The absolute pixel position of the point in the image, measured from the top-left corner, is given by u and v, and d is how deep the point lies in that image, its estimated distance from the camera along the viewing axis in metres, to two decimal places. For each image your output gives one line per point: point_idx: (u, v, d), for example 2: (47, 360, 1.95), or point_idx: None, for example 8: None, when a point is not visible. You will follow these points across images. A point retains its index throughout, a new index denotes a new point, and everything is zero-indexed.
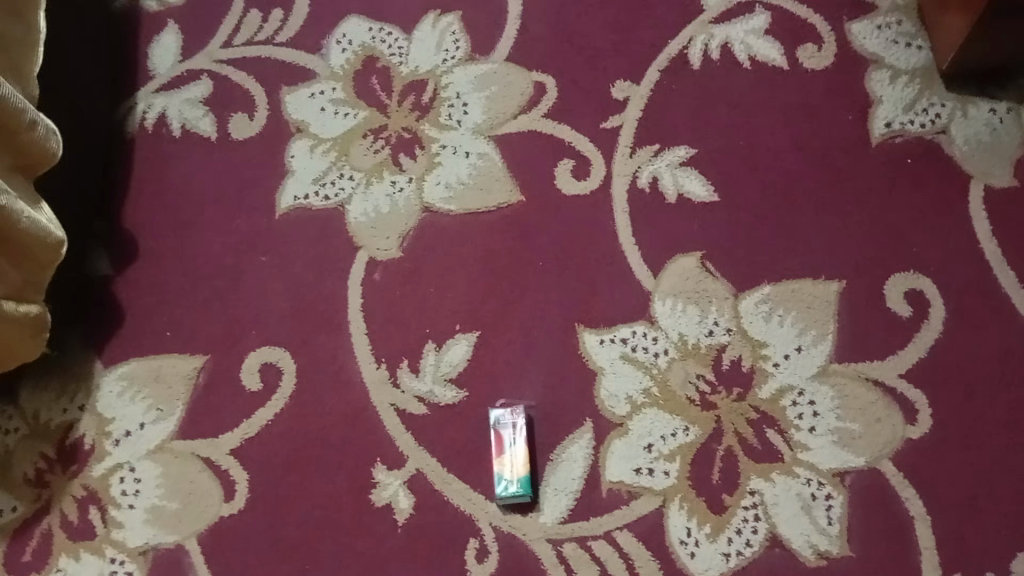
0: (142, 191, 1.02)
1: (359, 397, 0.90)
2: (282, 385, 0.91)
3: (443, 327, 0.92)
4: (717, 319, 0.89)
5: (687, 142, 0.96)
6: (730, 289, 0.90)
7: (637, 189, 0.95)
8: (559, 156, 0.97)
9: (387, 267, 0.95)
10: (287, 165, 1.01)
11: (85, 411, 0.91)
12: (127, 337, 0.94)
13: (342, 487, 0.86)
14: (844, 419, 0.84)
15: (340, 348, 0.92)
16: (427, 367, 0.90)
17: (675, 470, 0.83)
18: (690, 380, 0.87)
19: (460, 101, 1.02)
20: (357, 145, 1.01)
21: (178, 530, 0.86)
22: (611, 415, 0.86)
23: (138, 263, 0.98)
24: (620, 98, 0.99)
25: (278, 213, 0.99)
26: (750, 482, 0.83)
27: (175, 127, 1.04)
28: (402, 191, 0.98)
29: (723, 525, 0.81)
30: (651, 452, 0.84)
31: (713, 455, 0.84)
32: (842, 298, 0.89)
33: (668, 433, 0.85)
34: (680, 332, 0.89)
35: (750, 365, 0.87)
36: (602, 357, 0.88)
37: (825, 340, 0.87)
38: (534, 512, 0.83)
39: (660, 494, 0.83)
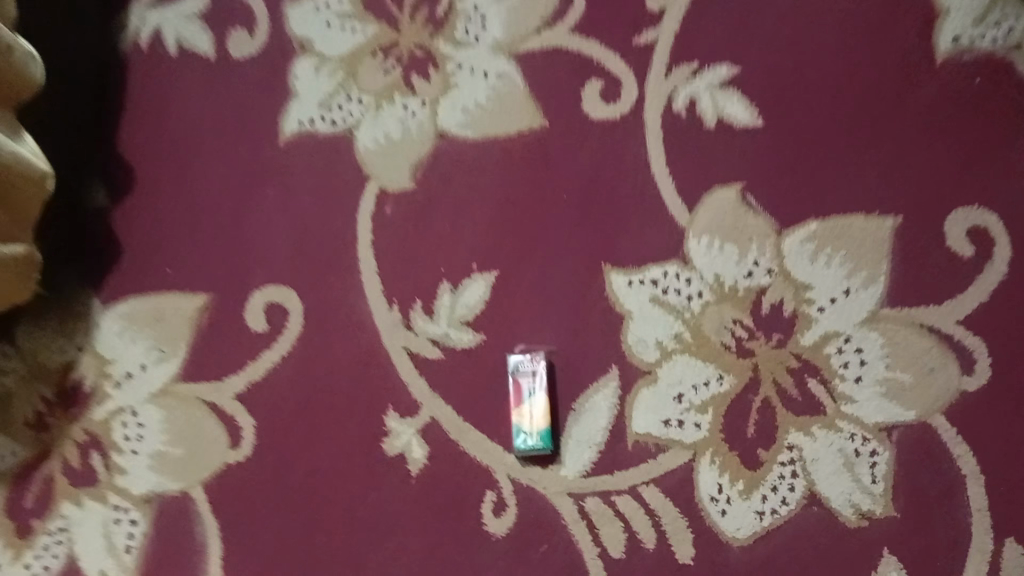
0: (137, 115, 0.95)
1: (370, 340, 0.84)
2: (289, 327, 0.85)
3: (459, 265, 0.85)
4: (757, 259, 0.81)
5: (728, 60, 0.87)
6: (772, 225, 0.82)
7: (672, 113, 0.87)
8: (586, 77, 0.89)
9: (399, 200, 0.88)
10: (291, 87, 0.93)
11: (84, 351, 0.87)
12: (126, 273, 0.89)
13: (353, 435, 0.82)
14: (894, 369, 0.78)
15: (349, 287, 0.86)
16: (441, 309, 0.84)
17: (706, 422, 0.78)
18: (725, 326, 0.80)
19: (478, 14, 0.92)
20: (366, 64, 0.93)
21: (183, 478, 0.82)
22: (639, 362, 0.80)
23: (135, 194, 0.92)
24: (655, 10, 0.89)
25: (282, 139, 0.92)
26: (788, 436, 0.77)
27: (171, 44, 0.96)
28: (415, 116, 0.91)
29: (758, 481, 0.76)
30: (682, 403, 0.78)
31: (748, 407, 0.78)
32: (898, 236, 0.80)
33: (700, 382, 0.79)
34: (716, 272, 0.81)
35: (792, 310, 0.80)
36: (630, 300, 0.82)
37: (876, 282, 0.80)
38: (554, 465, 0.79)
39: (690, 448, 0.77)
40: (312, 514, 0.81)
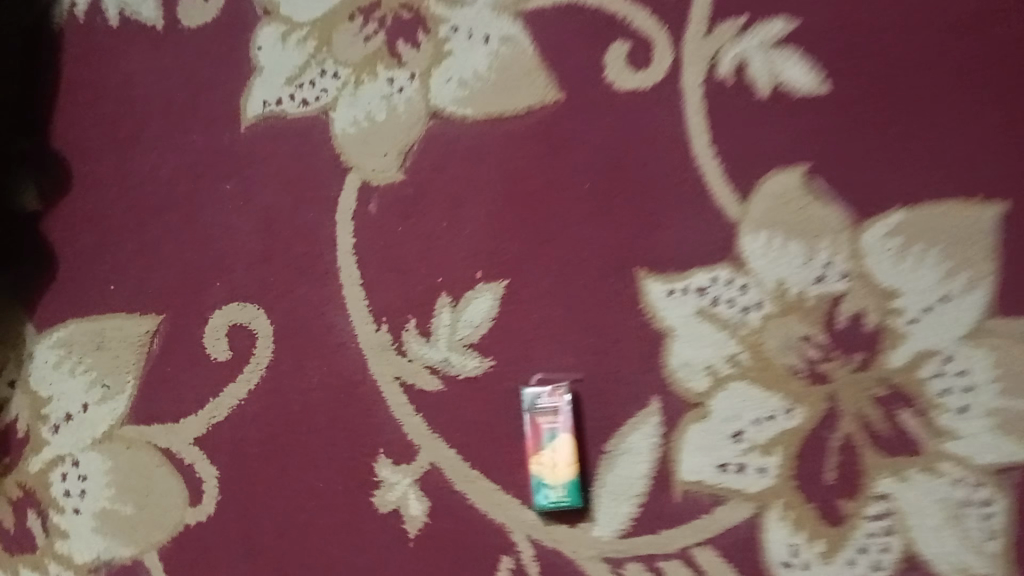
0: (75, 99, 0.80)
1: (354, 369, 0.69)
2: (256, 354, 0.70)
3: (459, 274, 0.70)
4: (828, 260, 0.65)
5: (786, 10, 0.69)
6: (847, 216, 0.66)
7: (716, 82, 0.70)
8: (609, 38, 0.72)
9: (386, 195, 0.73)
10: (252, 60, 0.77)
11: (17, 389, 0.74)
12: (64, 292, 0.75)
13: (337, 486, 0.67)
14: (1009, 397, 0.61)
15: (327, 304, 0.71)
16: (440, 329, 0.69)
17: (774, 467, 0.63)
18: (791, 346, 0.64)
19: None
20: (342, 30, 0.77)
21: (135, 540, 0.69)
22: (685, 391, 0.65)
23: (75, 193, 0.78)
24: None
25: (244, 124, 0.76)
26: (878, 482, 0.62)
27: (112, 14, 0.81)
28: (401, 91, 0.74)
29: (842, 541, 0.61)
30: (741, 443, 0.63)
31: (825, 447, 0.63)
32: (1008, 226, 0.63)
33: (763, 416, 0.64)
34: (778, 277, 0.66)
35: (876, 323, 0.64)
36: (672, 314, 0.66)
37: (982, 286, 0.63)
38: (586, 523, 0.64)
39: (754, 500, 0.63)
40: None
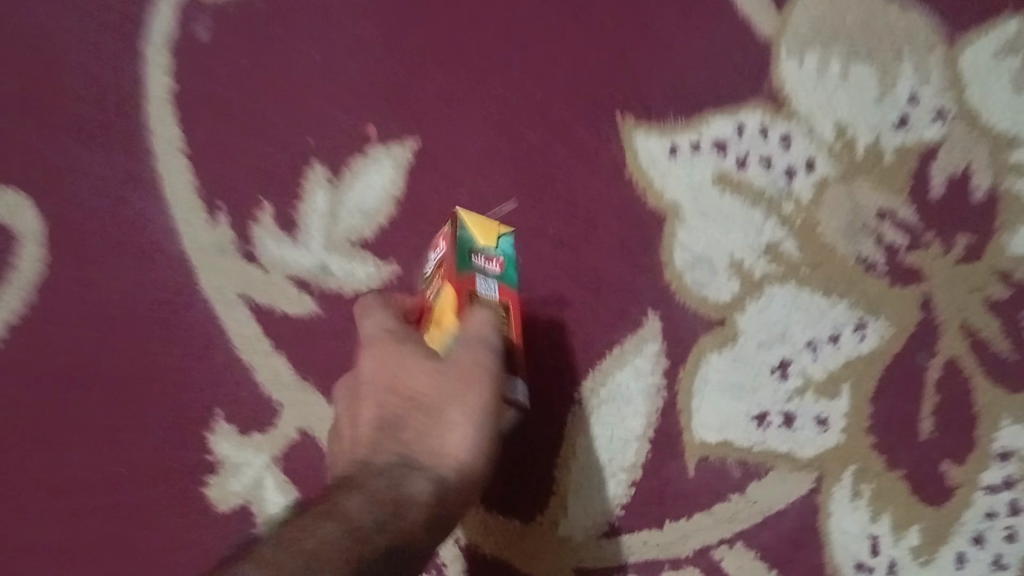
0: None
1: (175, 287, 0.44)
2: (19, 268, 0.44)
3: (341, 134, 0.44)
4: (915, 93, 0.42)
5: None
6: (936, 27, 0.43)
7: None
8: None
9: (221, 13, 0.45)
10: None
11: None
12: None
13: (157, 469, 0.43)
14: None
15: (132, 185, 0.45)
16: (311, 219, 0.44)
17: (841, 417, 0.40)
18: (863, 226, 0.41)
19: None
20: None
21: None
22: (702, 304, 0.42)
23: None
24: None
25: None
26: (997, 434, 0.40)
27: None
28: None
29: (946, 530, 0.40)
30: (788, 379, 0.41)
31: (919, 383, 0.40)
32: None
33: (823, 337, 0.41)
34: (840, 120, 0.42)
35: (989, 188, 0.41)
36: (675, 183, 0.42)
37: None
38: (544, 515, 0.41)
39: (811, 467, 0.40)
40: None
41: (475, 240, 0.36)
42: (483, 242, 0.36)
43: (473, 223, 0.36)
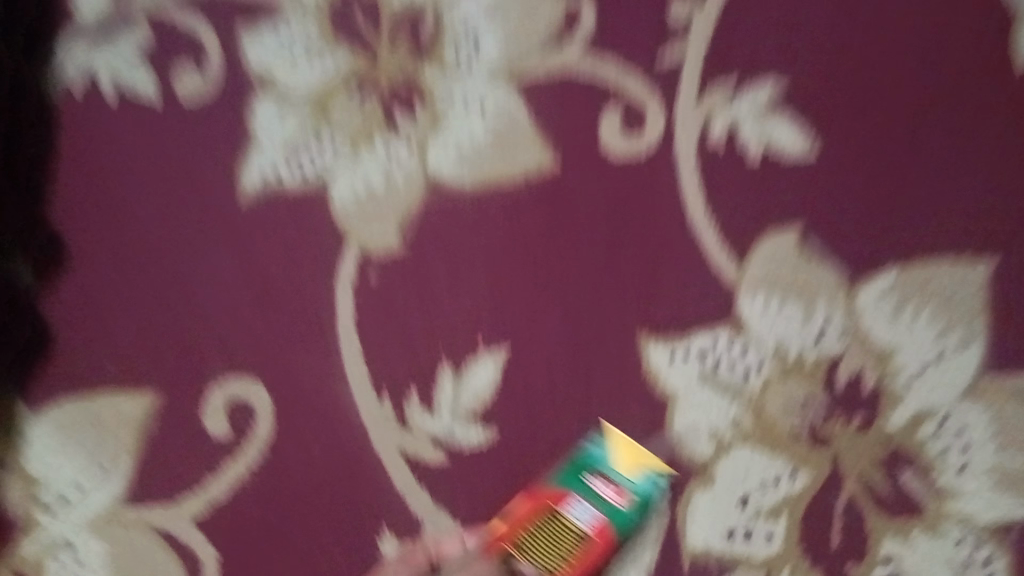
0: (70, 174, 0.79)
1: (357, 443, 0.70)
2: (258, 429, 0.71)
3: (461, 344, 0.70)
4: (827, 320, 0.67)
5: (776, 74, 0.72)
6: (841, 278, 0.68)
7: (710, 146, 0.72)
8: (603, 104, 0.74)
9: (385, 266, 0.73)
10: (251, 134, 0.78)
11: (8, 471, 0.71)
12: (57, 373, 0.73)
13: (347, 561, 0.69)
14: (1006, 453, 0.63)
15: (328, 375, 0.71)
16: (443, 400, 0.70)
17: (780, 532, 0.64)
18: (794, 408, 0.65)
19: (468, 34, 0.77)
20: (338, 102, 0.78)
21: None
22: (691, 457, 0.66)
23: (67, 269, 0.76)
24: (683, 17, 0.74)
25: (242, 199, 0.77)
26: (883, 546, 0.62)
27: (107, 89, 0.81)
28: (401, 162, 0.76)
29: None
30: (747, 508, 0.64)
31: (832, 511, 0.63)
32: (992, 285, 0.67)
33: (768, 480, 0.64)
34: (779, 339, 0.67)
35: (875, 383, 0.65)
36: (674, 378, 0.67)
37: (973, 346, 0.66)
38: None
39: (762, 565, 0.64)
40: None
41: (614, 462, 0.65)
42: (623, 463, 0.65)
43: (623, 450, 0.66)
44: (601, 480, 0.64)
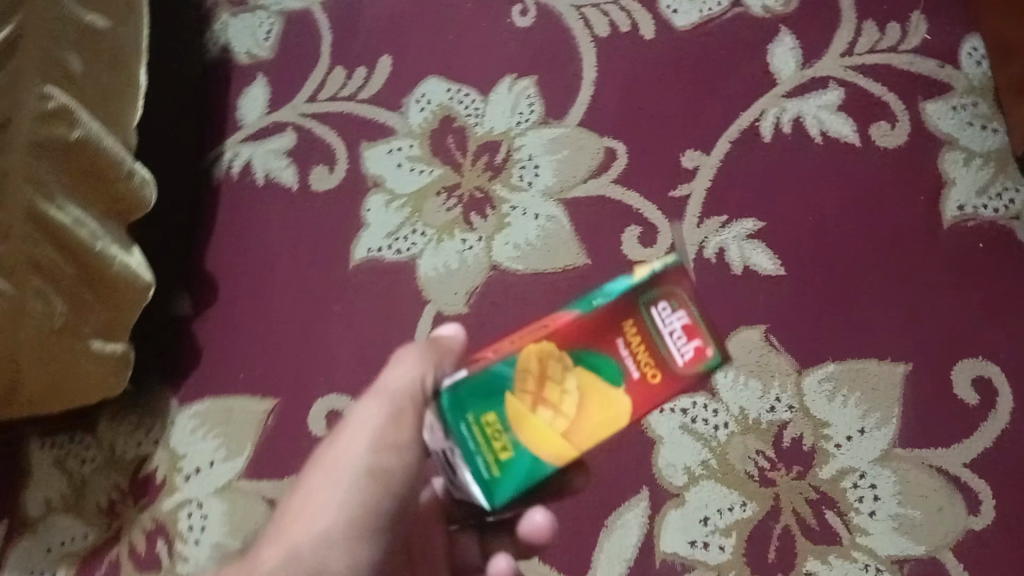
0: (223, 235, 1.06)
1: None
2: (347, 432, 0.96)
3: None
4: (779, 395, 0.90)
5: (755, 216, 0.99)
6: (793, 365, 0.91)
7: (703, 259, 0.97)
8: (626, 223, 1.00)
9: (453, 324, 0.99)
10: (362, 219, 1.05)
11: (159, 446, 0.98)
12: (203, 378, 1.00)
13: None
14: (907, 505, 0.84)
15: None
16: None
17: (730, 545, 0.85)
18: (749, 456, 0.88)
19: (532, 163, 1.05)
20: (430, 203, 1.05)
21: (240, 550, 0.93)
22: (668, 485, 0.88)
23: (216, 304, 1.03)
24: (690, 167, 1.02)
25: (351, 264, 1.03)
26: (806, 562, 0.84)
27: (259, 176, 1.09)
28: (471, 249, 1.02)
29: None
30: (708, 525, 0.86)
31: (769, 533, 0.85)
32: (907, 381, 0.89)
33: (724, 507, 0.86)
34: (742, 405, 0.90)
35: (812, 444, 0.87)
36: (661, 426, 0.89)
37: (888, 425, 0.88)
38: None
39: (713, 568, 0.85)
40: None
41: None
42: None
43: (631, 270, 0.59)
44: (662, 306, 0.57)
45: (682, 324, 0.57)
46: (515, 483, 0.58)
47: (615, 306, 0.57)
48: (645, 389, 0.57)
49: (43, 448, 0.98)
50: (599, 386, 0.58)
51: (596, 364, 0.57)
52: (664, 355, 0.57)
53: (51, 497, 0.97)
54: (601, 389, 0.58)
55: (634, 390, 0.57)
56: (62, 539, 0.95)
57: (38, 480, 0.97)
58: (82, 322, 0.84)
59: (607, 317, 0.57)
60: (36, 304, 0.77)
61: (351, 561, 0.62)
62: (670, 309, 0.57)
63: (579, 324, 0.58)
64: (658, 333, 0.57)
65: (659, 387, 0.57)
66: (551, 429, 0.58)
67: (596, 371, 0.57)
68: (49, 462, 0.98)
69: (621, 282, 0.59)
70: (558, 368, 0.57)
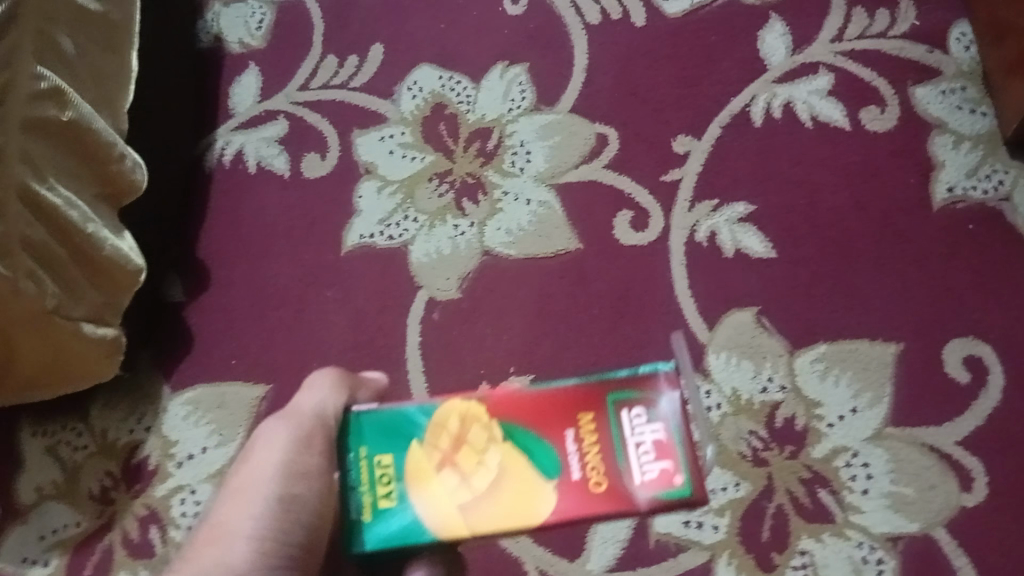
0: (216, 223, 1.07)
1: None
2: None
3: (498, 370, 0.96)
4: (771, 376, 0.90)
5: (746, 198, 0.99)
6: (785, 346, 0.91)
7: (695, 242, 0.98)
8: (618, 207, 1.00)
9: (446, 308, 0.99)
10: (355, 205, 1.05)
11: (152, 433, 0.97)
12: (195, 364, 1.00)
13: None
14: (899, 483, 0.85)
15: (398, 383, 0.97)
16: None
17: (724, 525, 0.85)
18: (742, 436, 0.88)
19: (524, 149, 1.05)
20: (423, 188, 1.05)
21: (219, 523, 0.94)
22: None
23: (208, 290, 1.03)
24: (681, 152, 1.02)
25: (343, 251, 1.03)
26: (800, 541, 0.84)
27: (251, 163, 1.09)
28: (464, 234, 1.02)
29: None
30: (701, 505, 0.86)
31: (763, 512, 0.85)
32: (898, 360, 0.90)
33: (718, 487, 0.87)
34: (734, 386, 0.90)
35: (804, 424, 0.88)
36: None
37: (880, 404, 0.88)
38: (580, 559, 0.86)
39: (708, 548, 0.85)
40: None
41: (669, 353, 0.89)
42: None
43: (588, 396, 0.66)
44: (635, 413, 0.63)
45: (657, 433, 0.62)
46: (389, 529, 0.60)
47: (585, 381, 0.72)
48: (575, 488, 0.61)
49: (35, 436, 0.98)
50: (525, 482, 0.61)
51: (535, 451, 0.62)
52: (622, 468, 0.61)
53: (43, 485, 0.96)
54: (523, 485, 0.61)
55: (569, 489, 0.61)
56: (53, 526, 0.94)
57: (30, 468, 0.97)
58: (75, 306, 0.84)
59: (575, 400, 0.63)
60: (29, 287, 0.77)
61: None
62: (646, 416, 0.63)
63: (553, 403, 0.63)
64: None
65: (598, 497, 0.61)
66: (453, 505, 0.60)
67: (530, 457, 0.62)
68: (41, 450, 0.97)
69: (607, 379, 0.64)
70: (476, 434, 0.62)
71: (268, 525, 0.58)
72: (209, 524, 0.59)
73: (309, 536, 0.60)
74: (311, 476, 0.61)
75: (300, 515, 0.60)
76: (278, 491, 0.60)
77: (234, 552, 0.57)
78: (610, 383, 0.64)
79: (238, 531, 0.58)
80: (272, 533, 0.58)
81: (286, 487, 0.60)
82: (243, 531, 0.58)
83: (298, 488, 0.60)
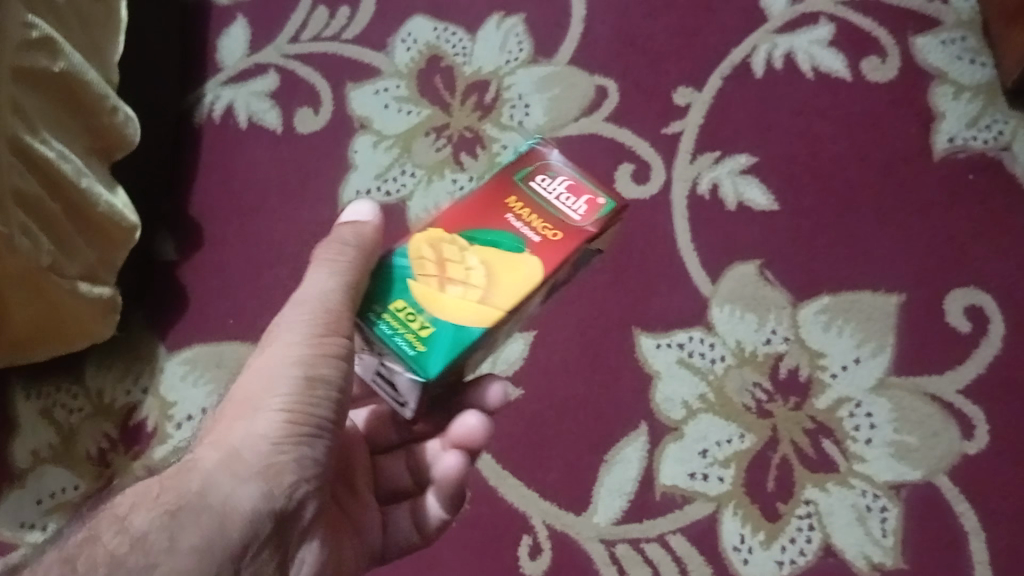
0: (209, 180, 1.05)
1: None
2: None
3: None
4: (775, 328, 0.90)
5: (748, 150, 0.98)
6: (789, 298, 0.91)
7: (697, 195, 0.97)
8: (619, 160, 0.99)
9: None
10: (350, 160, 1.03)
11: (148, 394, 0.96)
12: (191, 324, 0.98)
13: None
14: (902, 432, 0.86)
15: None
16: (484, 365, 0.93)
17: (729, 476, 0.86)
18: (746, 388, 0.89)
19: (522, 102, 1.03)
20: (419, 142, 1.03)
21: (215, 379, 0.95)
22: (667, 418, 0.89)
23: (202, 249, 1.02)
24: (682, 104, 1.01)
25: (339, 207, 1.01)
26: (805, 491, 0.85)
27: (242, 118, 1.07)
28: (463, 189, 1.00)
29: (778, 532, 0.84)
30: (707, 457, 0.87)
31: (768, 462, 0.86)
32: (901, 311, 0.90)
33: (723, 438, 0.87)
34: (738, 339, 0.91)
35: (808, 374, 0.89)
36: (659, 361, 0.91)
37: (884, 354, 0.89)
38: (588, 512, 0.87)
39: (714, 499, 0.86)
40: (380, 561, 0.88)
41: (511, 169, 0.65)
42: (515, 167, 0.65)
43: None
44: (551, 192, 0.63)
45: (571, 180, 0.62)
46: (445, 354, 0.56)
47: (494, 196, 0.62)
48: (551, 249, 0.59)
49: (29, 400, 0.96)
50: (509, 256, 0.59)
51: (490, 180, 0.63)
52: (561, 216, 0.60)
53: (39, 448, 0.94)
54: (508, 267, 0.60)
55: (542, 253, 0.59)
56: (52, 490, 0.93)
57: (26, 431, 0.95)
58: (71, 264, 0.82)
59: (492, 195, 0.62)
60: (24, 243, 0.75)
61: (297, 458, 0.58)
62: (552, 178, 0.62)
63: (471, 207, 0.61)
64: (541, 200, 0.61)
65: (567, 246, 0.59)
66: (470, 296, 0.58)
67: (500, 249, 0.60)
68: (36, 413, 0.96)
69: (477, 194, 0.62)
70: (453, 254, 0.59)
71: (298, 396, 0.58)
72: (238, 392, 0.60)
73: (338, 408, 0.60)
74: (337, 359, 0.58)
75: (328, 392, 0.59)
76: (302, 370, 0.58)
77: (266, 422, 0.58)
78: (514, 186, 0.62)
79: (270, 406, 0.58)
80: (301, 408, 0.58)
81: (313, 365, 0.58)
82: (273, 401, 0.58)
83: (323, 365, 0.58)
